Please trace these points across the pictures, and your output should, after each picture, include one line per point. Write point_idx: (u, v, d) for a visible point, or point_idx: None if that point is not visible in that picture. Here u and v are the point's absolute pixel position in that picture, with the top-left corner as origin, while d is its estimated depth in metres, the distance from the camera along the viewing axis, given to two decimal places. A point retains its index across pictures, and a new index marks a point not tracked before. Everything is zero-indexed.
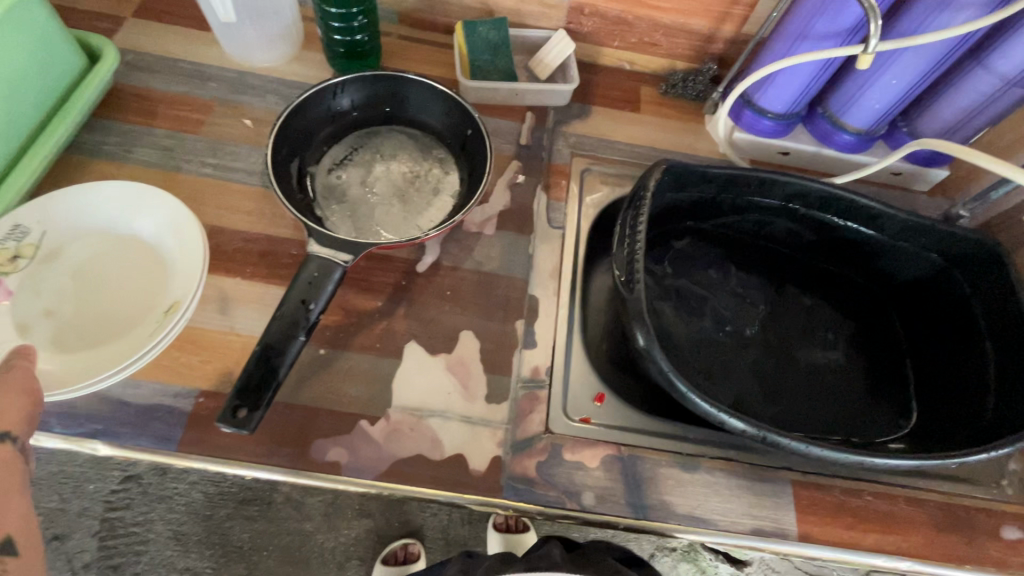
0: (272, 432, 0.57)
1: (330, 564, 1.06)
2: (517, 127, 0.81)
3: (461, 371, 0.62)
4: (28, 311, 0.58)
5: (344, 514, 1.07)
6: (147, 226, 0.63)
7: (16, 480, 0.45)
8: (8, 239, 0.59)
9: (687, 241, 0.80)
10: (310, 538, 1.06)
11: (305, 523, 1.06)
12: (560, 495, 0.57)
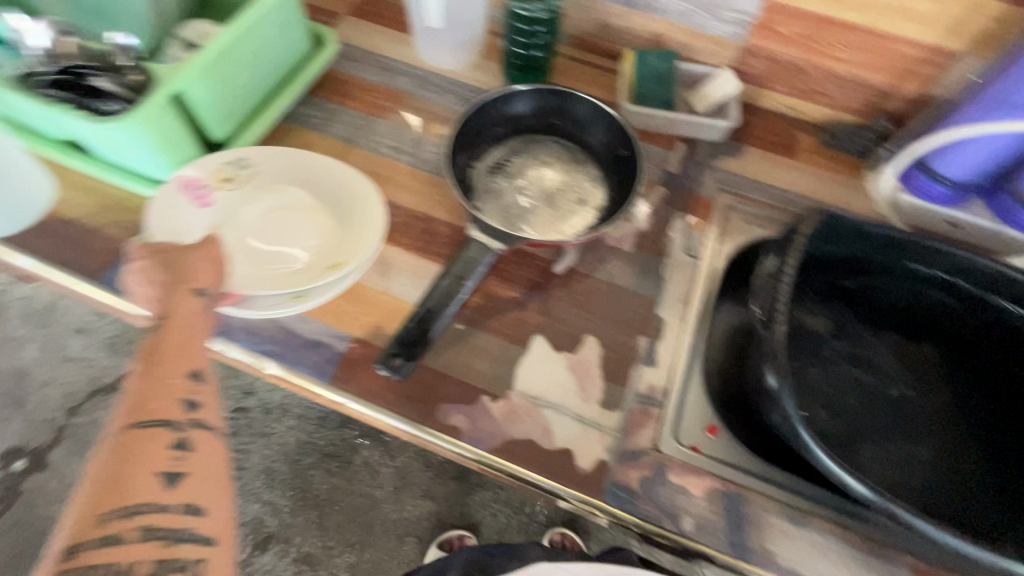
0: (407, 387, 0.63)
1: (389, 532, 1.36)
2: (667, 155, 0.84)
3: (581, 372, 0.65)
4: (221, 224, 0.68)
5: (410, 493, 1.38)
6: (339, 186, 0.72)
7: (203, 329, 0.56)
8: (230, 164, 0.70)
9: (834, 298, 0.75)
10: (376, 504, 1.38)
11: (374, 491, 1.39)
12: (659, 513, 0.58)
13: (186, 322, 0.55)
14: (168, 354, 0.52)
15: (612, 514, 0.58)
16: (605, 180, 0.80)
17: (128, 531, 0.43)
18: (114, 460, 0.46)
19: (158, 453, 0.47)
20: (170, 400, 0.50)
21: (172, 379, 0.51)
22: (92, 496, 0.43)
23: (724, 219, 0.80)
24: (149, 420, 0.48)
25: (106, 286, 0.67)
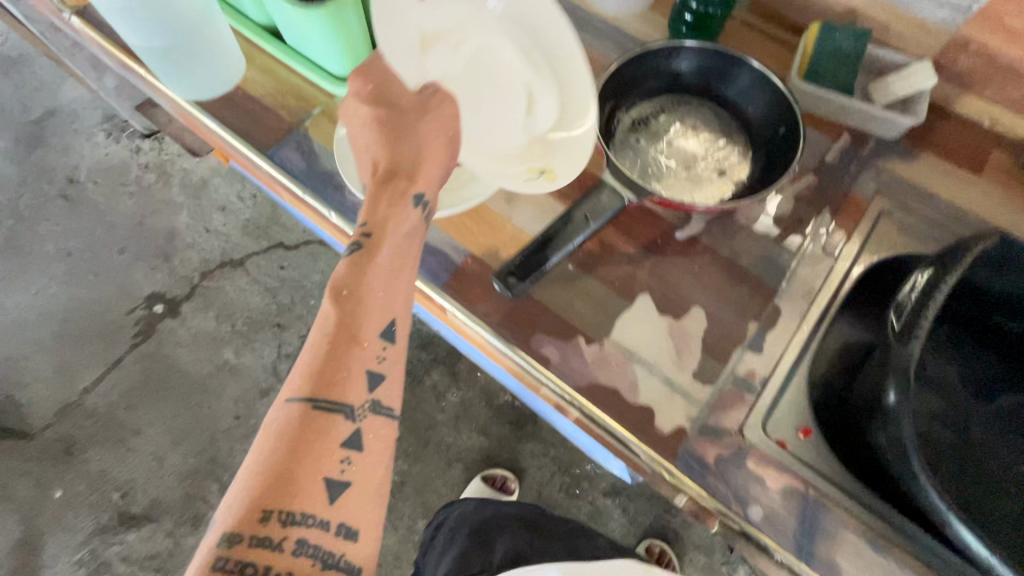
0: (509, 310, 0.65)
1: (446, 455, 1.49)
2: (828, 143, 0.77)
3: (680, 339, 0.64)
4: (431, 26, 0.64)
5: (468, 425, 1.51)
6: (565, 49, 0.59)
7: (408, 277, 0.56)
8: None
9: (965, 341, 0.68)
10: (440, 425, 1.48)
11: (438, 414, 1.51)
12: (729, 495, 0.57)
13: (376, 289, 0.53)
14: (371, 304, 0.52)
15: (680, 480, 0.58)
16: (752, 156, 0.75)
17: (284, 552, 0.42)
18: (289, 444, 0.45)
19: (327, 453, 0.46)
20: (351, 382, 0.49)
21: (356, 355, 0.50)
22: (258, 486, 0.43)
23: (875, 223, 0.72)
24: (324, 401, 0.47)
25: (271, 160, 0.75)
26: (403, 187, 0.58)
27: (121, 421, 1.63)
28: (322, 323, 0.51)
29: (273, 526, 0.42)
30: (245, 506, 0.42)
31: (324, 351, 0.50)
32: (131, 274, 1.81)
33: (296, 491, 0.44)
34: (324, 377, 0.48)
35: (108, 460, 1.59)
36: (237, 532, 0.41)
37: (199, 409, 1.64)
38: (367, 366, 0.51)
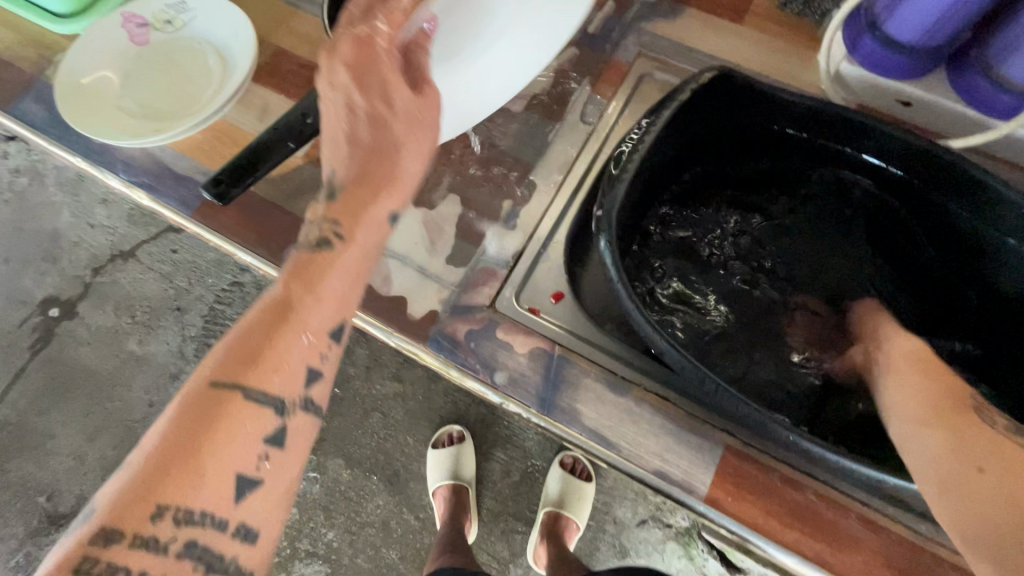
0: (259, 224, 0.64)
1: (358, 407, 1.27)
2: (592, 14, 0.75)
3: (434, 228, 0.64)
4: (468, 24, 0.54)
5: (381, 372, 1.28)
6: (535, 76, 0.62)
7: (367, 266, 0.48)
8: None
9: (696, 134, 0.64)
10: (351, 381, 1.29)
11: (351, 368, 1.29)
12: (477, 365, 0.58)
13: (331, 290, 0.45)
14: (325, 297, 0.44)
15: (435, 359, 0.60)
16: None
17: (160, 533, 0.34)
18: (203, 426, 0.37)
19: (233, 446, 0.38)
20: (288, 377, 0.41)
21: (301, 347, 0.42)
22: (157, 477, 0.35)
23: (636, 87, 0.72)
24: (254, 391, 0.39)
25: (15, 114, 0.72)
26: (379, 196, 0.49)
27: (31, 426, 1.27)
28: (257, 309, 0.43)
29: (131, 520, 0.34)
30: (130, 508, 0.34)
31: (266, 325, 0.42)
32: (15, 282, 1.35)
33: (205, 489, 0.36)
34: (254, 355, 0.40)
35: (29, 467, 1.24)
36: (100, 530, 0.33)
37: (112, 402, 1.28)
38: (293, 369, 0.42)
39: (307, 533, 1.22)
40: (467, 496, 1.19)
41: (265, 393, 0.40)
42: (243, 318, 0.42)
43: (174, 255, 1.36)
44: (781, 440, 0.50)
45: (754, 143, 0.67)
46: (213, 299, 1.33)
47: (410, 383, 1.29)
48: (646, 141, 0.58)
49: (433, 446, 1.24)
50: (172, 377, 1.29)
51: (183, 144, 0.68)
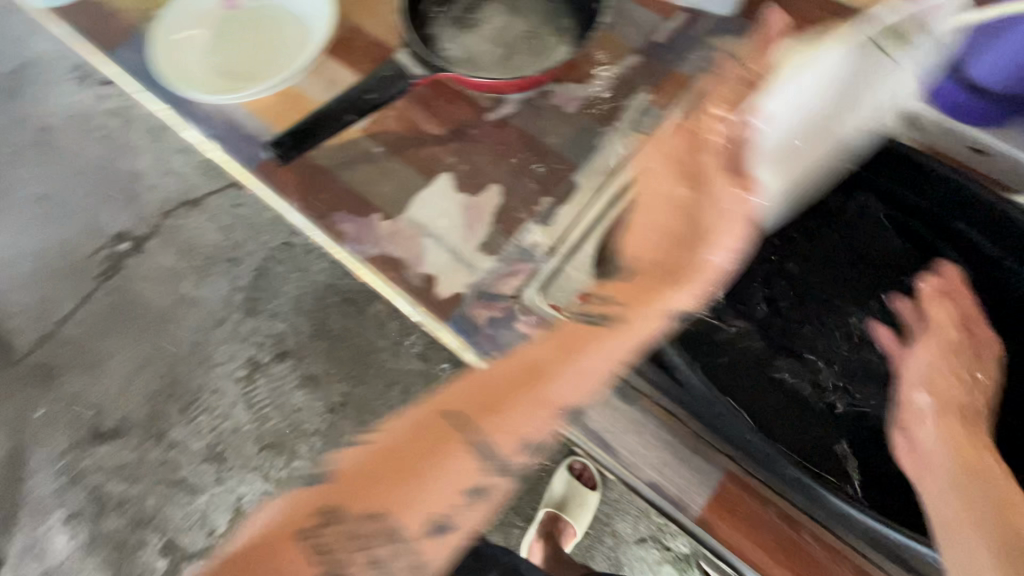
0: (312, 189, 0.68)
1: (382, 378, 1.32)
2: (660, 23, 0.75)
3: (473, 214, 0.66)
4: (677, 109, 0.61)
5: (409, 349, 1.33)
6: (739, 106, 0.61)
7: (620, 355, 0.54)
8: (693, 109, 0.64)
9: None
10: (378, 352, 1.33)
11: (380, 340, 1.34)
12: (493, 351, 0.60)
13: (500, 372, 0.54)
14: (575, 381, 0.53)
15: (454, 339, 0.62)
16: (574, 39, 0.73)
17: (345, 505, 0.49)
18: (415, 446, 0.51)
19: (400, 449, 0.51)
20: (507, 431, 0.51)
21: (537, 413, 0.52)
22: (358, 471, 0.50)
23: (694, 100, 0.71)
24: (470, 434, 0.51)
25: (115, 61, 0.78)
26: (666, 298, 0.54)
27: (88, 347, 1.36)
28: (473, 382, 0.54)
29: (328, 487, 0.50)
30: (337, 486, 0.50)
31: (504, 382, 0.53)
32: (93, 213, 1.46)
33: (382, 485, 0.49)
34: (431, 394, 0.53)
35: (82, 383, 1.34)
36: (320, 495, 0.49)
37: (162, 336, 1.36)
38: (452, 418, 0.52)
39: None
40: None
41: (486, 439, 0.51)
42: (469, 377, 0.55)
43: (236, 209, 1.45)
44: (782, 472, 0.50)
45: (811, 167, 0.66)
46: (264, 256, 1.41)
47: (433, 363, 1.32)
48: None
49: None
50: (218, 323, 1.37)
51: (255, 105, 0.73)
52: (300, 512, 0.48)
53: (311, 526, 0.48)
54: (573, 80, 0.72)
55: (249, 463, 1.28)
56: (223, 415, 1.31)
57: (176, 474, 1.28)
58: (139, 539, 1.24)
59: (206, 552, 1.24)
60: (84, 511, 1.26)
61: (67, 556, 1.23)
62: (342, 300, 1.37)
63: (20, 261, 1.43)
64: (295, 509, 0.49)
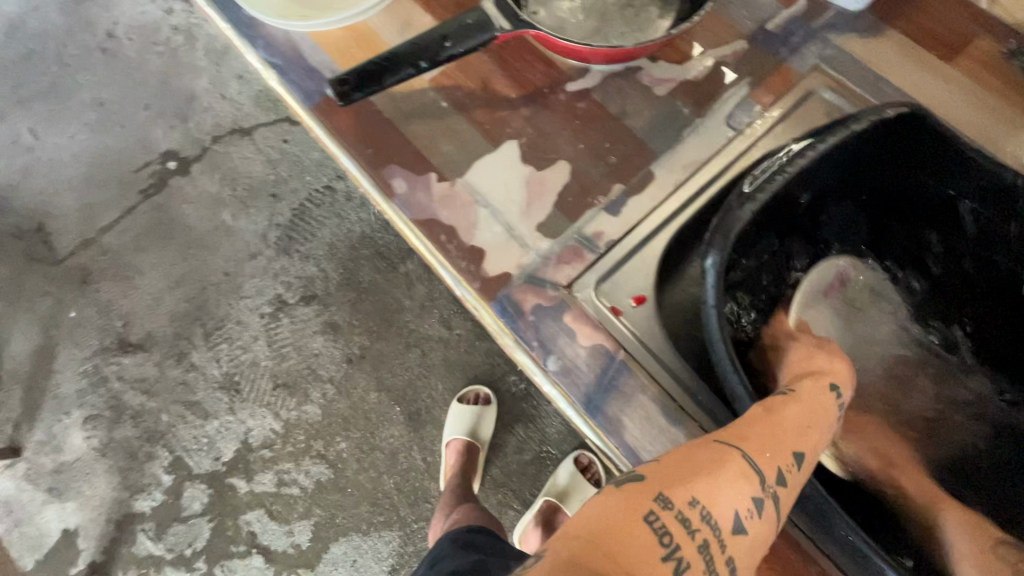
0: (369, 136, 0.64)
1: (403, 338, 1.30)
2: (776, 9, 0.67)
3: (535, 190, 0.61)
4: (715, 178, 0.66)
5: (434, 314, 1.30)
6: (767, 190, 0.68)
7: (801, 426, 0.47)
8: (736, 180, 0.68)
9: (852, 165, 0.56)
10: (403, 312, 1.31)
11: (406, 300, 1.31)
12: (534, 343, 0.55)
13: (771, 403, 0.47)
14: (769, 453, 0.43)
15: (494, 322, 0.58)
16: (675, 14, 0.67)
17: (689, 543, 0.38)
18: (604, 530, 0.37)
19: (737, 507, 0.41)
20: (717, 509, 0.40)
21: (739, 491, 0.41)
22: (660, 479, 0.40)
23: (800, 102, 0.63)
24: (668, 501, 0.39)
25: None
26: (810, 382, 0.52)
27: (125, 260, 1.37)
28: (755, 410, 0.46)
29: (676, 512, 0.38)
30: (635, 491, 0.40)
31: (696, 456, 0.42)
32: (145, 126, 1.45)
33: (651, 478, 0.41)
34: (759, 440, 0.44)
35: (114, 292, 1.35)
36: (635, 504, 0.38)
37: (196, 259, 1.36)
38: (783, 477, 0.43)
39: (322, 435, 1.27)
40: (476, 457, 1.18)
41: (686, 520, 0.38)
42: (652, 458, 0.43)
43: (284, 144, 1.42)
44: (838, 537, 0.44)
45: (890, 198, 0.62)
46: (306, 196, 1.38)
47: (456, 333, 1.30)
48: (796, 164, 0.51)
49: (458, 400, 1.25)
50: (251, 256, 1.36)
51: (322, 38, 0.68)
52: (621, 517, 0.37)
53: (655, 559, 0.36)
54: (667, 60, 0.65)
55: (262, 398, 1.29)
56: (244, 347, 1.31)
57: (191, 396, 1.29)
58: (149, 452, 1.27)
59: (210, 476, 1.26)
60: (102, 416, 1.29)
61: (81, 455, 1.27)
62: (375, 253, 1.34)
63: (72, 162, 1.43)
64: (633, 527, 0.37)
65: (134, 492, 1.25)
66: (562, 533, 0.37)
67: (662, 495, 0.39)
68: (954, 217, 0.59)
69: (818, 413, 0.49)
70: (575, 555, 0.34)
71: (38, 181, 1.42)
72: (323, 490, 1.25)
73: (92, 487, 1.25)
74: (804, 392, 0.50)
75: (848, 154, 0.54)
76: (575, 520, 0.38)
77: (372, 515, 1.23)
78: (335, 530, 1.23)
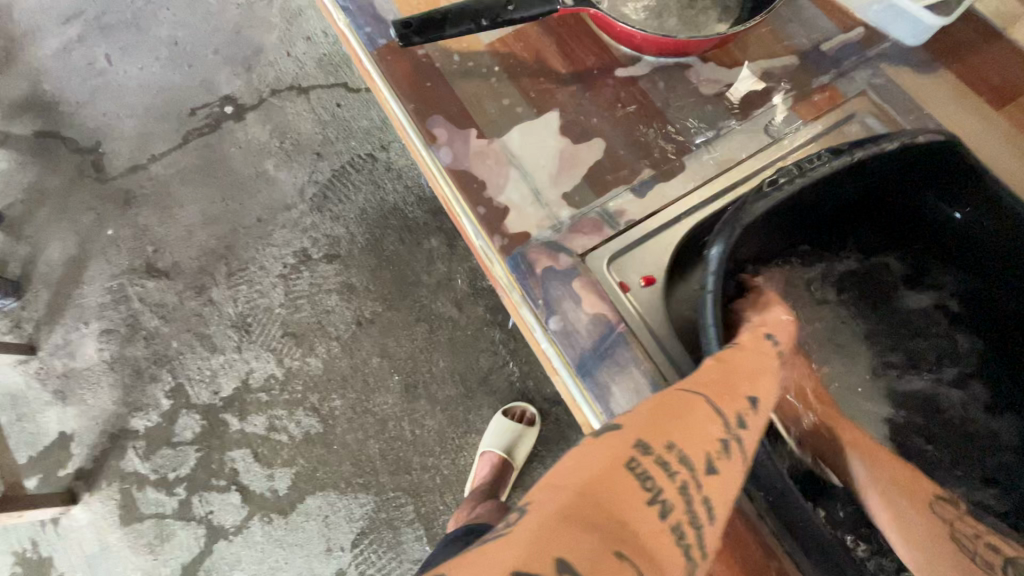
0: (420, 86, 0.67)
1: (416, 310, 1.28)
2: (833, 32, 0.68)
3: (567, 160, 0.63)
4: None
5: (449, 295, 1.29)
6: None
7: (757, 369, 0.48)
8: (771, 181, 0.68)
9: (869, 184, 0.58)
10: (420, 286, 1.30)
11: (425, 276, 1.30)
12: (539, 300, 0.58)
13: (725, 352, 0.48)
14: (724, 391, 0.44)
15: (506, 275, 0.60)
16: (734, 20, 0.68)
17: (670, 485, 0.38)
18: (588, 476, 0.37)
19: (707, 448, 0.41)
20: (690, 447, 0.40)
21: (707, 431, 0.41)
22: (633, 428, 0.40)
23: (841, 125, 0.65)
24: (644, 443, 0.39)
25: None
26: (762, 333, 0.51)
27: (169, 189, 1.37)
28: (710, 361, 0.47)
29: (654, 457, 0.39)
30: (612, 441, 0.40)
31: (664, 402, 0.43)
32: (213, 68, 1.46)
33: (628, 426, 0.41)
34: (721, 386, 0.45)
35: (152, 218, 1.35)
36: (614, 454, 0.38)
37: (232, 201, 1.36)
38: (745, 421, 0.44)
39: (319, 390, 1.24)
40: (506, 476, 1.15)
41: (664, 465, 0.38)
42: (628, 412, 0.43)
43: (337, 108, 1.42)
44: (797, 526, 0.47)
45: (917, 226, 0.63)
46: (348, 160, 1.39)
47: (467, 316, 1.28)
48: (818, 170, 0.52)
49: (502, 413, 1.22)
50: (285, 207, 1.35)
51: None
52: (604, 468, 0.37)
53: (640, 502, 0.37)
54: (717, 62, 0.67)
55: (270, 343, 1.27)
56: (262, 292, 1.30)
57: (203, 328, 1.28)
58: (154, 374, 1.25)
59: (205, 408, 1.24)
60: (117, 331, 1.28)
61: (91, 365, 1.26)
62: (402, 226, 1.34)
63: (139, 92, 1.44)
64: (617, 476, 0.37)
65: (132, 410, 1.24)
66: (543, 484, 0.38)
67: (639, 443, 0.39)
68: (982, 253, 0.58)
69: (773, 360, 0.49)
70: (564, 505, 0.34)
71: (104, 105, 1.43)
72: (310, 442, 1.22)
73: (95, 397, 1.24)
74: (755, 341, 0.50)
75: (874, 164, 0.54)
76: (560, 469, 0.38)
77: (351, 475, 1.20)
78: (313, 483, 1.20)
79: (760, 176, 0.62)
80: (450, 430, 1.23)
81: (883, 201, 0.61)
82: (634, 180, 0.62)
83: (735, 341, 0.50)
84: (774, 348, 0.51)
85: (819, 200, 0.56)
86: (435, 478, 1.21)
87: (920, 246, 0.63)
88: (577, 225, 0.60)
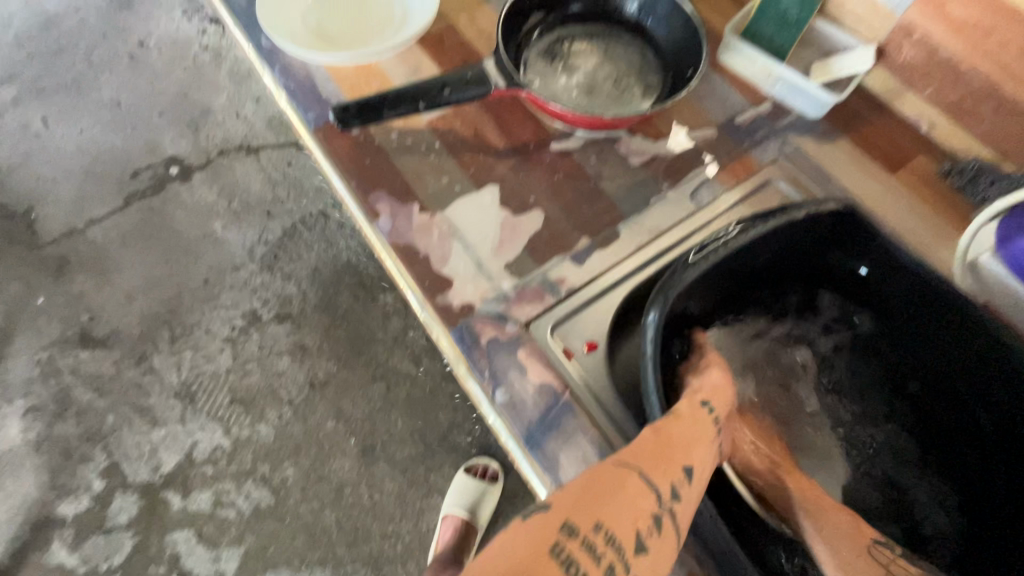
0: (361, 164, 0.68)
1: (372, 368, 1.26)
2: (745, 105, 0.75)
3: (508, 231, 0.66)
4: None
5: (405, 351, 1.27)
6: None
7: (691, 439, 0.49)
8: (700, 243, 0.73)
9: (789, 245, 0.62)
10: (375, 344, 1.28)
11: (381, 333, 1.29)
12: (486, 372, 0.58)
13: (662, 421, 0.49)
14: (656, 462, 0.45)
15: (451, 347, 0.60)
16: (656, 96, 0.74)
17: (596, 569, 0.38)
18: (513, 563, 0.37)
19: (637, 525, 0.42)
20: (618, 526, 0.41)
21: (635, 508, 0.43)
22: (564, 508, 0.41)
23: (760, 189, 0.70)
24: (571, 525, 0.40)
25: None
26: (696, 399, 0.53)
27: (107, 254, 1.31)
28: (647, 431, 0.48)
29: (581, 539, 0.39)
30: (540, 526, 0.40)
31: (596, 479, 0.44)
32: (158, 130, 1.44)
33: (558, 505, 0.42)
34: (655, 457, 0.46)
35: (88, 285, 1.28)
36: (541, 537, 0.39)
37: (177, 264, 1.31)
38: (677, 492, 0.45)
39: (270, 458, 1.18)
40: (471, 538, 1.10)
41: (591, 547, 0.39)
42: (562, 488, 0.44)
43: (288, 167, 1.43)
44: None
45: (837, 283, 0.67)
46: (299, 219, 1.38)
47: (425, 370, 1.26)
48: (740, 237, 0.56)
49: (464, 470, 1.18)
50: (233, 268, 1.32)
51: (334, 70, 0.74)
52: (530, 554, 0.38)
53: None
54: (644, 134, 0.72)
55: (216, 412, 1.21)
56: (208, 357, 1.25)
57: (143, 400, 1.21)
58: (86, 453, 1.16)
59: (143, 487, 1.15)
60: (45, 409, 1.19)
61: (14, 448, 1.16)
62: (356, 283, 1.33)
63: (76, 155, 1.40)
64: (541, 562, 0.38)
65: (60, 494, 1.14)
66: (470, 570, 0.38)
67: (567, 524, 0.40)
68: (893, 306, 0.63)
69: (706, 426, 0.51)
70: None
71: (39, 169, 1.38)
72: (260, 516, 1.15)
73: (16, 483, 1.13)
74: (688, 408, 0.51)
75: (790, 228, 0.59)
76: (487, 554, 0.39)
77: (306, 550, 1.13)
78: (264, 562, 1.12)
79: (689, 240, 0.66)
80: (410, 492, 1.18)
81: (802, 260, 0.65)
82: (572, 249, 0.65)
83: (672, 408, 0.51)
84: (709, 414, 0.52)
85: (743, 263, 0.60)
86: (396, 546, 1.15)
87: (839, 298, 0.67)
88: (519, 296, 0.62)
